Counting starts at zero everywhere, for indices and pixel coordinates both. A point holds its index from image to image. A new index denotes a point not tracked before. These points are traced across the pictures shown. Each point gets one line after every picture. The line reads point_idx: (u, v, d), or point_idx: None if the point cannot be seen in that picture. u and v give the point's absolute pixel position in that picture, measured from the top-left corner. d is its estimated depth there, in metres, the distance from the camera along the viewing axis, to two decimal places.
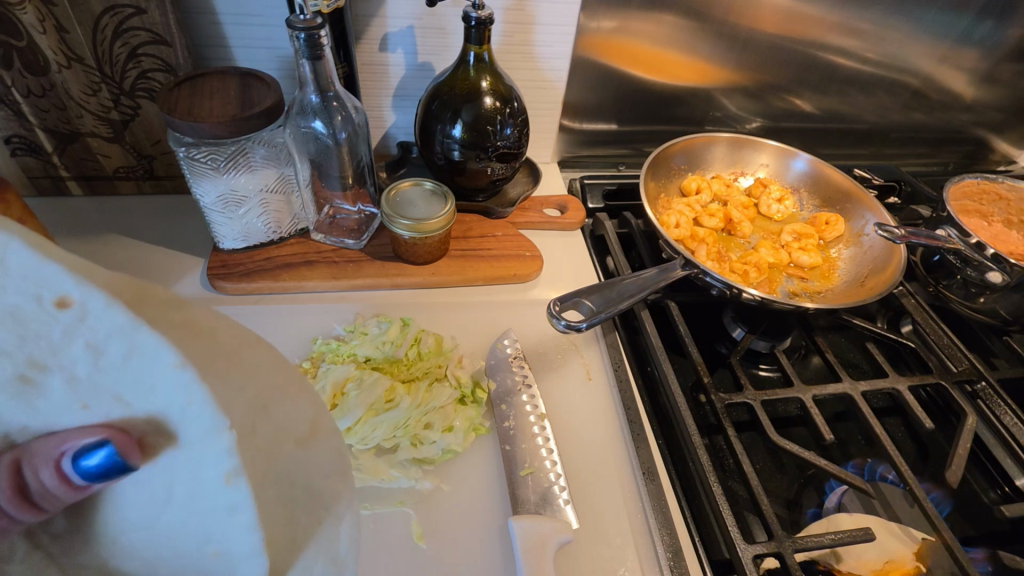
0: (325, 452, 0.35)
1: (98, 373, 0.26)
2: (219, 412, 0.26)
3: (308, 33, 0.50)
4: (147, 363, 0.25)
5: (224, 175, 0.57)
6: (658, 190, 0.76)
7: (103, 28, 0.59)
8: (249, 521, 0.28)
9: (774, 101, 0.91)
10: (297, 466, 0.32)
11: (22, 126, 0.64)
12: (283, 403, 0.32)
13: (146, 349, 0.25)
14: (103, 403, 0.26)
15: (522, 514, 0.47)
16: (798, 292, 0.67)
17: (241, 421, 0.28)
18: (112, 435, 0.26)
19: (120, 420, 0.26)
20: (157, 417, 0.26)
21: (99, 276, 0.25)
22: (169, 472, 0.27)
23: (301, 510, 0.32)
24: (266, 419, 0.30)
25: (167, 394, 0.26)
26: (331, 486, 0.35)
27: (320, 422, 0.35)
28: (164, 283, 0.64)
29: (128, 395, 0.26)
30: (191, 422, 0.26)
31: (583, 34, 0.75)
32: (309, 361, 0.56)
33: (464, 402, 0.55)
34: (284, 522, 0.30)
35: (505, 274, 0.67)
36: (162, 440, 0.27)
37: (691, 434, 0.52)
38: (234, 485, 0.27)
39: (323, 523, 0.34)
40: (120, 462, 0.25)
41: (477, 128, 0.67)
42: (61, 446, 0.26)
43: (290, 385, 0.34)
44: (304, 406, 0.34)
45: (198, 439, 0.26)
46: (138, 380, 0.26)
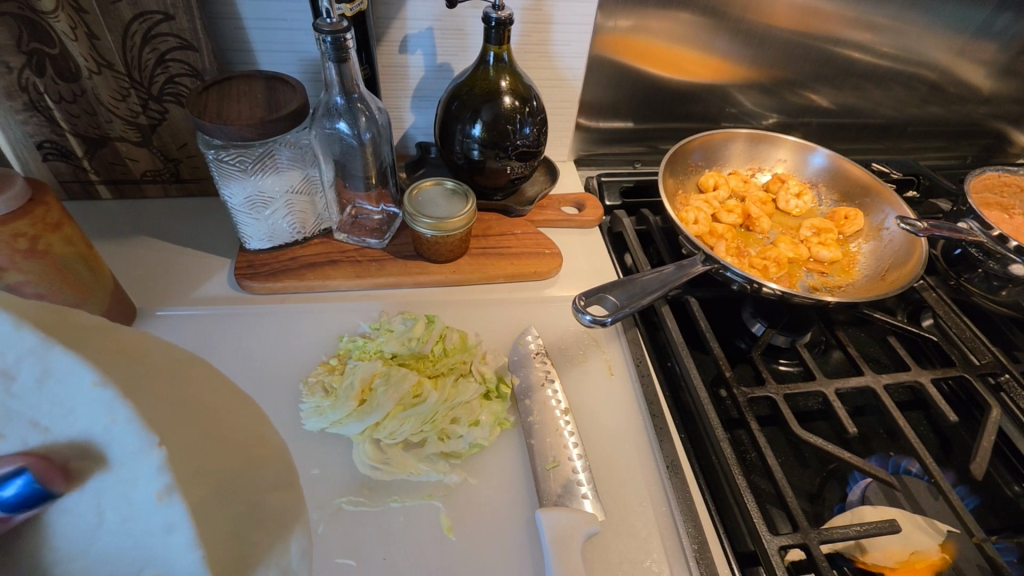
0: (276, 468, 0.33)
1: (12, 401, 0.26)
2: (147, 428, 0.26)
3: (334, 36, 0.51)
4: (65, 383, 0.26)
5: (252, 176, 0.59)
6: (676, 186, 0.77)
7: (133, 35, 0.61)
8: (187, 541, 0.26)
9: (790, 97, 0.91)
10: (245, 483, 0.31)
11: (54, 132, 0.65)
12: (226, 418, 0.32)
13: (62, 368, 0.26)
14: (17, 430, 0.25)
15: (548, 506, 0.48)
16: (818, 286, 0.67)
17: (173, 435, 0.27)
18: (30, 462, 0.25)
19: (38, 447, 0.25)
20: (80, 439, 0.26)
21: (18, 306, 0.27)
22: (95, 500, 0.25)
23: (253, 530, 0.30)
24: (206, 432, 0.29)
25: (88, 414, 0.26)
26: (286, 504, 0.33)
27: (271, 437, 0.34)
28: (193, 283, 0.66)
29: (48, 420, 0.26)
30: (118, 441, 0.26)
31: (600, 33, 0.76)
32: (336, 358, 0.57)
33: (489, 397, 0.56)
34: (232, 542, 0.28)
35: (526, 271, 0.68)
36: (87, 464, 0.26)
37: (714, 428, 0.53)
38: (168, 502, 0.26)
39: (280, 544, 0.31)
40: (41, 490, 0.24)
41: (497, 128, 0.67)
42: None
43: (234, 402, 0.33)
44: (251, 421, 0.33)
45: (124, 459, 0.26)
46: (58, 403, 0.26)
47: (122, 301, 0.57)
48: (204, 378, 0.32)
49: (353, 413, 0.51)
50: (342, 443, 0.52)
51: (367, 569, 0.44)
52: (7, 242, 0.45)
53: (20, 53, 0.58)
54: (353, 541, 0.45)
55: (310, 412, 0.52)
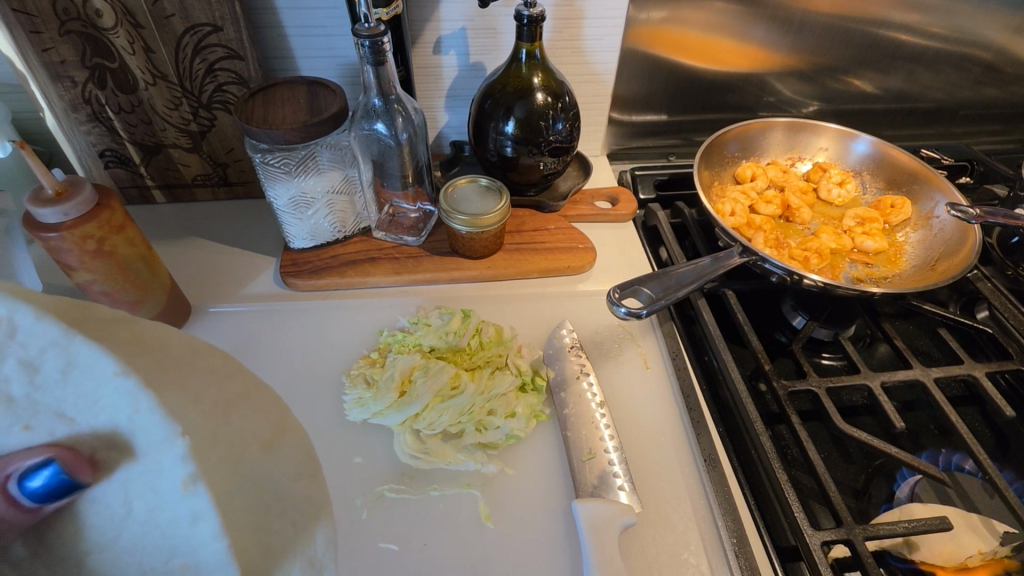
0: (295, 455, 0.35)
1: (37, 392, 0.27)
2: (169, 420, 0.28)
3: (372, 40, 0.53)
4: (89, 374, 0.27)
5: (295, 177, 0.61)
6: (712, 178, 0.75)
7: (184, 47, 0.64)
8: (212, 529, 0.28)
9: (832, 83, 0.88)
10: (264, 472, 0.33)
11: (114, 141, 0.70)
12: (243, 409, 0.33)
13: (82, 360, 0.27)
14: (45, 421, 0.27)
15: (583, 497, 0.48)
16: (862, 278, 0.65)
17: (193, 427, 0.29)
18: (58, 453, 0.26)
19: (65, 438, 0.27)
20: (104, 431, 0.27)
21: (36, 297, 0.28)
22: (124, 489, 0.27)
23: (273, 516, 0.32)
24: (223, 423, 0.31)
25: (113, 405, 0.27)
26: (305, 491, 0.35)
27: (287, 424, 0.36)
28: (242, 281, 0.69)
29: (73, 411, 0.27)
30: (143, 431, 0.27)
31: (632, 26, 0.75)
32: (377, 352, 0.59)
33: (524, 390, 0.57)
34: (255, 529, 0.31)
35: (559, 265, 0.69)
36: (113, 455, 0.27)
37: (753, 421, 0.52)
38: (192, 492, 0.28)
39: (302, 531, 0.33)
40: (69, 480, 0.26)
41: (530, 124, 0.68)
42: (6, 469, 0.26)
43: (250, 391, 0.34)
44: (268, 410, 0.35)
45: (150, 448, 0.27)
46: (80, 394, 0.27)
47: (178, 299, 0.61)
48: (219, 368, 0.33)
49: (393, 404, 0.53)
50: (384, 433, 0.54)
51: (408, 554, 0.46)
52: (77, 243, 0.49)
53: (84, 67, 0.63)
54: (394, 527, 0.47)
55: (352, 403, 0.54)
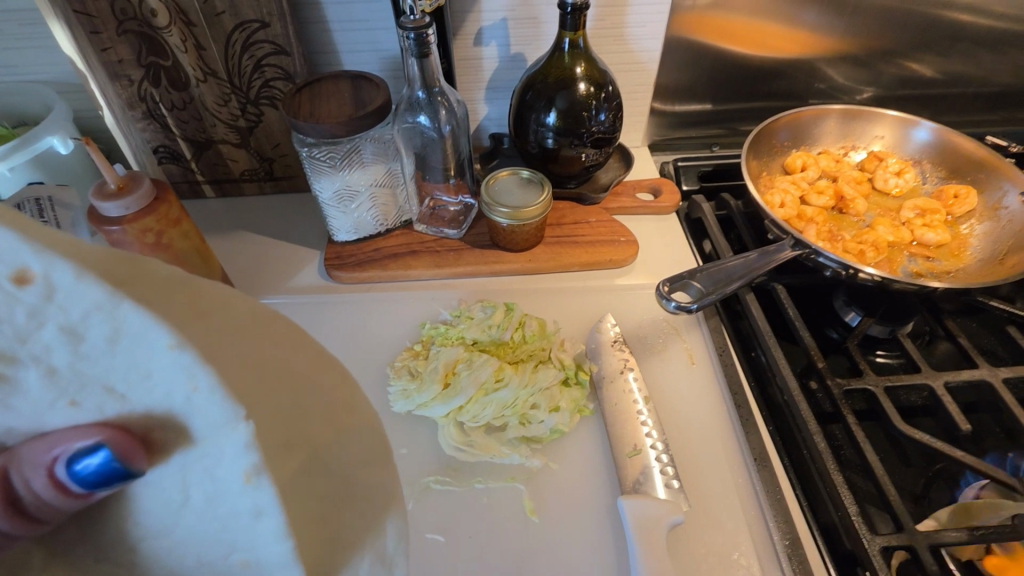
0: (356, 439, 0.34)
1: (79, 362, 0.25)
2: (229, 401, 0.26)
3: (417, 32, 0.53)
4: (138, 345, 0.25)
5: (340, 171, 0.62)
6: (760, 169, 0.73)
7: (233, 44, 0.66)
8: (275, 526, 0.28)
9: (888, 68, 0.84)
10: (327, 456, 0.32)
11: (167, 137, 0.73)
12: (307, 387, 0.32)
13: (132, 328, 0.25)
14: (91, 397, 0.26)
15: (629, 494, 0.48)
16: (922, 272, 0.62)
17: (257, 408, 0.27)
18: (109, 437, 0.25)
19: (115, 416, 0.26)
20: (159, 411, 0.26)
21: (76, 251, 0.24)
22: (182, 472, 0.27)
23: (338, 505, 0.32)
24: (289, 404, 0.30)
25: (167, 382, 0.25)
26: (371, 479, 0.35)
27: (350, 404, 0.35)
28: (288, 274, 0.70)
29: (123, 387, 0.26)
30: (200, 411, 0.26)
31: (677, 12, 0.73)
32: (420, 344, 0.60)
33: (567, 384, 0.56)
34: (319, 518, 0.30)
35: (601, 258, 0.68)
36: (165, 437, 0.26)
37: (806, 419, 0.50)
38: (255, 485, 0.27)
39: (367, 520, 0.33)
40: (121, 467, 0.25)
41: (572, 115, 0.67)
42: (54, 450, 0.26)
43: (310, 365, 0.33)
44: (331, 389, 0.34)
45: (211, 431, 0.26)
46: (129, 366, 0.25)
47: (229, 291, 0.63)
48: (278, 339, 0.31)
49: (438, 396, 0.53)
50: (430, 424, 0.54)
51: (455, 545, 0.46)
52: (137, 236, 0.50)
53: (140, 66, 0.66)
54: (440, 518, 0.48)
55: (397, 395, 0.55)
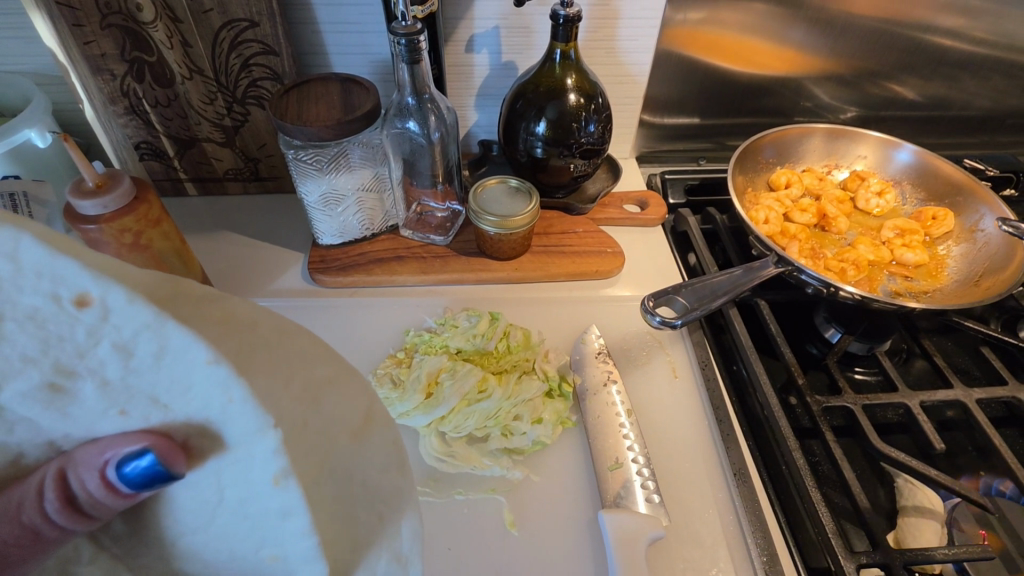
0: (380, 445, 0.34)
1: (129, 378, 0.26)
2: (261, 411, 0.27)
3: (408, 38, 0.53)
4: (180, 360, 0.26)
5: (326, 175, 0.61)
6: (745, 184, 0.74)
7: (221, 42, 0.65)
8: (301, 525, 0.28)
9: (872, 89, 0.86)
10: (352, 462, 0.32)
11: (150, 134, 0.71)
12: (335, 395, 0.32)
13: (174, 345, 0.25)
14: (138, 407, 0.27)
15: (611, 508, 0.48)
16: (901, 291, 0.63)
17: (287, 417, 0.28)
18: (154, 443, 0.26)
19: (160, 424, 0.27)
20: (198, 420, 0.27)
21: (124, 274, 0.25)
22: (217, 477, 0.28)
23: (359, 507, 0.32)
24: (316, 412, 0.30)
25: (207, 393, 0.26)
26: (393, 483, 0.35)
27: (375, 411, 0.35)
28: (271, 276, 0.69)
29: (166, 398, 0.27)
30: (235, 420, 0.27)
31: (668, 26, 0.74)
32: (403, 352, 0.59)
33: (551, 396, 0.56)
34: (342, 519, 0.31)
35: (587, 270, 0.68)
36: (203, 444, 0.27)
37: (785, 435, 0.51)
38: (283, 487, 0.28)
39: (387, 521, 0.34)
40: (164, 471, 0.26)
41: (561, 126, 0.68)
42: (105, 454, 0.27)
43: (340, 374, 0.33)
44: (357, 397, 0.34)
45: (245, 439, 0.27)
46: (174, 379, 0.26)
47: None
48: (308, 350, 0.31)
49: (419, 406, 0.52)
50: (410, 434, 0.54)
51: (434, 556, 0.46)
52: (115, 236, 0.49)
53: (124, 61, 0.64)
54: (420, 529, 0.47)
55: None
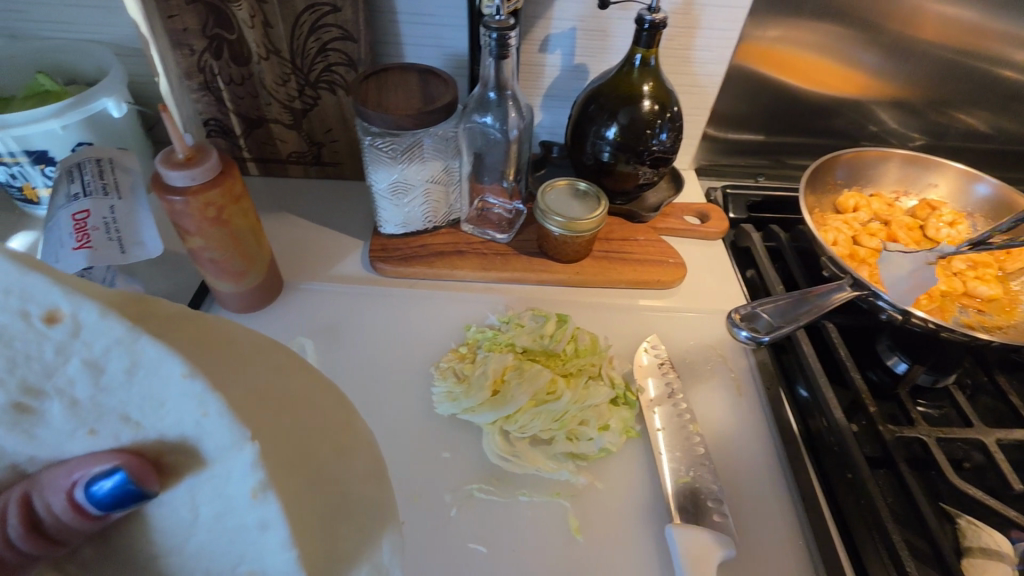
0: (356, 458, 0.37)
1: (100, 396, 0.28)
2: (235, 425, 0.28)
3: (500, 33, 0.53)
4: (153, 374, 0.28)
5: (399, 164, 0.61)
6: (814, 204, 0.73)
7: (301, 24, 0.65)
8: (281, 536, 0.29)
9: (942, 118, 0.84)
10: (328, 473, 0.34)
11: (220, 111, 0.72)
12: (305, 410, 0.34)
13: (147, 359, 0.28)
14: (109, 425, 0.28)
15: (681, 521, 0.47)
16: (973, 325, 0.62)
17: (262, 431, 0.30)
18: (124, 461, 0.27)
19: (130, 443, 0.28)
20: (171, 436, 0.28)
21: (92, 292, 0.28)
22: (192, 494, 0.29)
23: (339, 520, 0.34)
24: (291, 423, 0.33)
25: (180, 408, 0.28)
26: (370, 493, 0.37)
27: (348, 424, 0.37)
28: (331, 261, 0.69)
29: (139, 416, 0.28)
30: (211, 435, 0.28)
31: (744, 41, 0.73)
32: (465, 347, 0.58)
33: (616, 403, 0.55)
34: (320, 532, 0.32)
35: (649, 279, 0.67)
36: (175, 460, 0.28)
37: (859, 461, 0.50)
38: (262, 500, 0.29)
39: (367, 535, 0.35)
40: (135, 488, 0.27)
41: (634, 132, 0.67)
42: (72, 475, 0.27)
43: (311, 392, 0.36)
44: (329, 412, 0.36)
45: (221, 453, 0.28)
46: (145, 395, 0.28)
47: (275, 275, 0.62)
48: (278, 366, 0.34)
49: (486, 402, 0.52)
50: (472, 430, 0.53)
51: (496, 557, 0.45)
52: (199, 209, 0.49)
53: (204, 37, 0.65)
54: (482, 528, 0.47)
55: (442, 396, 0.54)
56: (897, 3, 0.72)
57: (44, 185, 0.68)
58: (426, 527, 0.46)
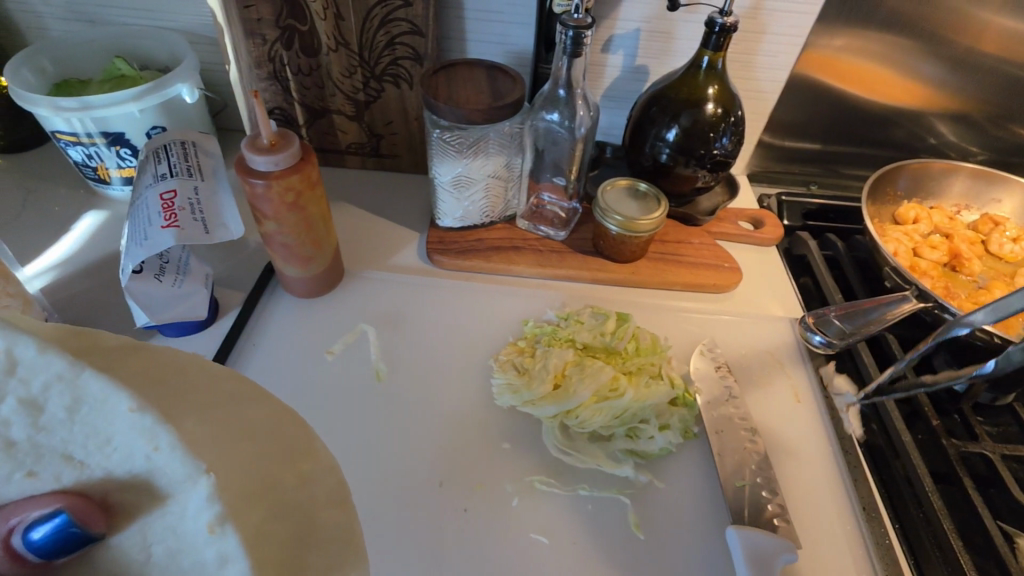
0: (322, 482, 0.35)
1: (40, 435, 0.28)
2: (188, 458, 0.28)
3: (576, 31, 0.53)
4: (99, 408, 0.28)
5: (464, 158, 0.62)
6: (873, 214, 0.73)
7: (372, 18, 0.66)
8: (240, 570, 0.28)
9: (1007, 133, 0.82)
10: (293, 500, 0.33)
11: (285, 101, 0.73)
12: (264, 436, 0.34)
13: (92, 393, 0.28)
14: (51, 464, 0.28)
15: (741, 524, 0.47)
16: None
17: (219, 461, 0.30)
18: (68, 503, 0.27)
19: (73, 482, 0.28)
20: (115, 472, 0.28)
21: (34, 332, 0.29)
22: (143, 534, 0.28)
23: (304, 547, 0.33)
24: (250, 451, 0.32)
25: (129, 444, 0.28)
26: (337, 519, 0.35)
27: (313, 445, 0.36)
28: (389, 251, 0.70)
29: (82, 454, 0.28)
30: (162, 468, 0.28)
31: (808, 48, 0.73)
32: (524, 340, 0.59)
33: (675, 404, 0.55)
34: (283, 562, 0.31)
35: (704, 282, 0.67)
36: (123, 497, 0.28)
37: (922, 474, 0.50)
38: (220, 533, 0.28)
39: (333, 563, 0.33)
40: (79, 531, 0.26)
41: (695, 135, 0.67)
42: (10, 521, 0.27)
43: (272, 417, 0.35)
44: (290, 438, 0.36)
45: (176, 486, 0.28)
46: (88, 431, 0.28)
47: (339, 262, 0.63)
48: (235, 394, 0.34)
49: (548, 396, 0.53)
50: (532, 423, 0.54)
51: (559, 547, 0.46)
52: (280, 194, 0.51)
53: (277, 27, 0.66)
54: (543, 519, 0.47)
55: (503, 388, 0.54)
56: (967, 16, 0.71)
57: (116, 167, 0.70)
58: (488, 515, 0.47)
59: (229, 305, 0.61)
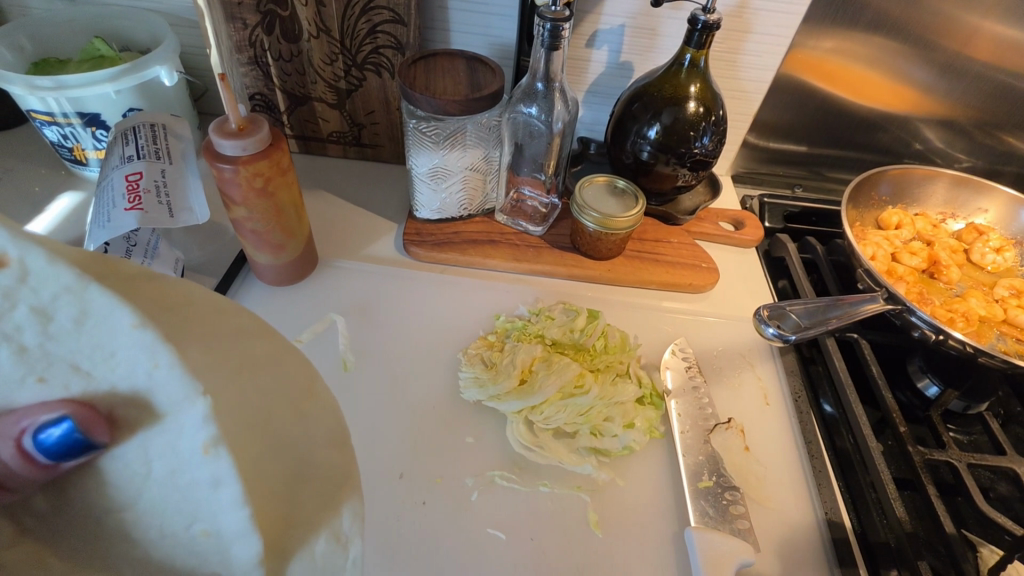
0: (319, 420, 0.36)
1: (50, 343, 0.26)
2: (188, 379, 0.27)
3: (554, 23, 0.53)
4: (104, 324, 0.27)
5: (440, 150, 0.62)
6: (854, 219, 0.73)
7: (354, 6, 0.65)
8: (234, 494, 0.28)
9: (992, 141, 0.82)
10: (292, 435, 0.34)
11: (266, 86, 0.72)
12: (268, 370, 0.34)
13: (98, 307, 0.27)
14: (59, 373, 0.27)
15: (702, 523, 0.47)
16: (1009, 352, 0.61)
17: (214, 388, 0.29)
18: (73, 410, 0.26)
19: (80, 393, 0.27)
20: (120, 388, 0.27)
21: (46, 241, 0.27)
22: (143, 449, 0.28)
23: (302, 486, 0.33)
24: (252, 384, 0.32)
25: (130, 361, 0.27)
26: (333, 459, 0.36)
27: (316, 385, 0.37)
28: (365, 241, 0.70)
29: (89, 365, 0.27)
30: (162, 388, 0.27)
31: (794, 49, 0.72)
32: (494, 335, 0.59)
33: (642, 403, 0.55)
34: (272, 495, 0.31)
35: (681, 282, 0.67)
36: (129, 412, 0.27)
37: (886, 485, 0.49)
38: (213, 456, 0.28)
39: (324, 501, 0.34)
40: (83, 437, 0.26)
41: (676, 133, 0.66)
42: (20, 423, 0.26)
43: (276, 352, 0.35)
44: (296, 373, 0.36)
45: (172, 405, 0.27)
46: (94, 345, 0.27)
47: (310, 253, 0.62)
48: (241, 328, 0.34)
49: (513, 391, 0.53)
50: (497, 417, 0.54)
51: (516, 543, 0.46)
52: (247, 179, 0.50)
53: (258, 12, 0.65)
54: (503, 514, 0.47)
55: (469, 382, 0.54)
56: (955, 21, 0.71)
57: (93, 148, 0.70)
58: (447, 507, 0.47)
59: (201, 289, 0.61)
